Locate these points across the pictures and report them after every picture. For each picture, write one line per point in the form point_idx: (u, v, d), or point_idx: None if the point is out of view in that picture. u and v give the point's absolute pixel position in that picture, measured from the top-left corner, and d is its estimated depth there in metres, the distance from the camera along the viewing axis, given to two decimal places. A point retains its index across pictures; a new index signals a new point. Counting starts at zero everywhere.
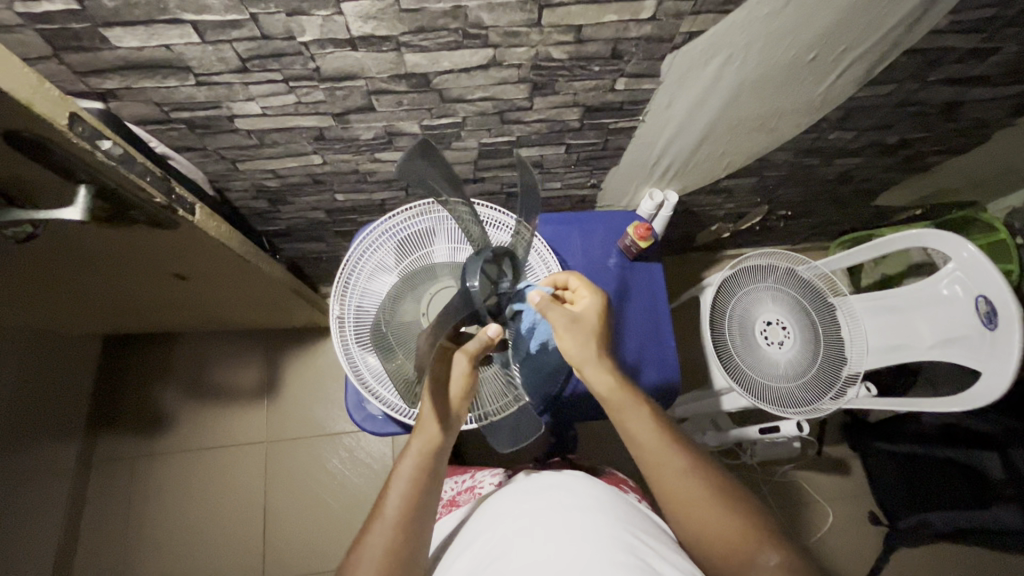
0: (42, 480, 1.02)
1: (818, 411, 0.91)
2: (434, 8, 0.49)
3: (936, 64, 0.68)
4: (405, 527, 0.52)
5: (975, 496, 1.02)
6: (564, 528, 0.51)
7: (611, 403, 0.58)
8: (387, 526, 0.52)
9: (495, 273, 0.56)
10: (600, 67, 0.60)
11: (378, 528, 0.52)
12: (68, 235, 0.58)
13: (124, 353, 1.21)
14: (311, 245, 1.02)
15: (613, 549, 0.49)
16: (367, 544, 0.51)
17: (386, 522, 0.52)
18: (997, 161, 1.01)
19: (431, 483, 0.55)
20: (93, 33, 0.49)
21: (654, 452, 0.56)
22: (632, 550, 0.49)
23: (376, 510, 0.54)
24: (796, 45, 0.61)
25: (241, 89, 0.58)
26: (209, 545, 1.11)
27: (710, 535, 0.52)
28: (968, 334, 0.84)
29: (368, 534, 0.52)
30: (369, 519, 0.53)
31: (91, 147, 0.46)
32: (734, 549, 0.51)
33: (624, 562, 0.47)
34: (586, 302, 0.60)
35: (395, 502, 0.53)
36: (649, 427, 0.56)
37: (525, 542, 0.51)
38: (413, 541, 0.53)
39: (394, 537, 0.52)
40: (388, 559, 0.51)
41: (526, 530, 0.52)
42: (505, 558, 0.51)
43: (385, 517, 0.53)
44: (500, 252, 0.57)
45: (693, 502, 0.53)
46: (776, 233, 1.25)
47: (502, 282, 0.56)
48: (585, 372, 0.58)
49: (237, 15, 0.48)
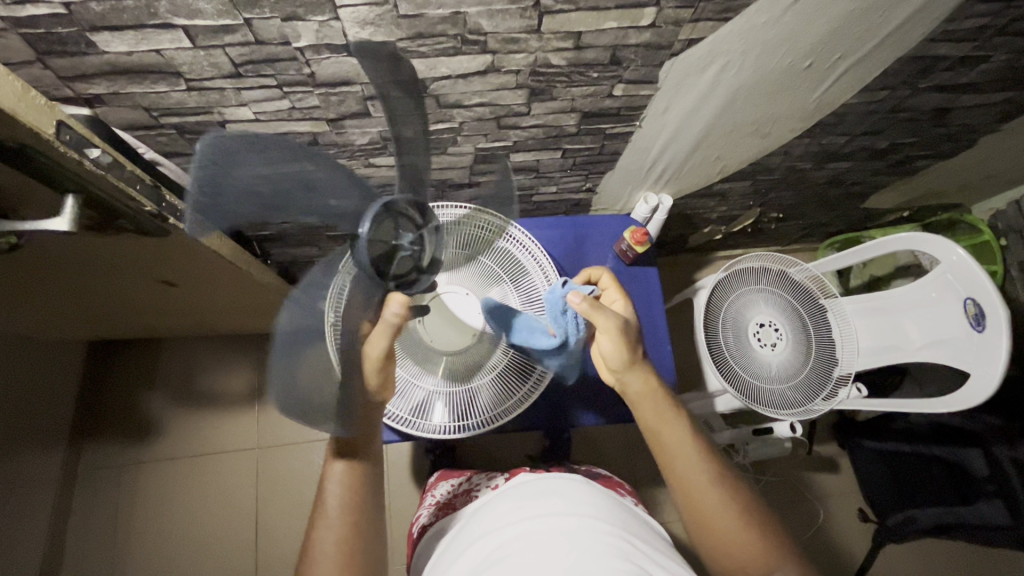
0: (25, 491, 0.99)
1: (810, 412, 0.91)
2: (432, 13, 0.48)
3: (928, 71, 0.69)
4: (348, 516, 0.55)
5: (958, 493, 1.04)
6: (559, 532, 0.50)
7: (649, 406, 0.59)
8: (333, 519, 0.55)
9: (388, 228, 0.50)
10: (598, 73, 0.60)
11: (325, 524, 0.55)
12: (53, 244, 0.56)
13: (110, 358, 1.18)
14: (303, 249, 1.00)
15: (607, 554, 0.48)
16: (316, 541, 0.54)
17: (327, 519, 0.55)
18: (984, 164, 1.03)
19: (365, 472, 0.58)
20: (80, 37, 0.47)
21: (685, 456, 0.56)
22: (628, 556, 0.48)
23: (318, 508, 0.56)
24: (791, 53, 0.61)
25: (233, 95, 0.56)
26: (198, 553, 1.09)
27: (726, 546, 0.53)
28: (956, 335, 0.85)
29: (315, 531, 0.55)
30: (315, 519, 0.56)
31: (80, 156, 0.45)
32: (747, 561, 0.51)
33: (620, 567, 0.46)
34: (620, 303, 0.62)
35: (334, 495, 0.56)
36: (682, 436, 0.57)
37: (520, 546, 0.50)
38: (360, 533, 0.55)
39: (343, 531, 0.54)
40: (341, 552, 0.53)
41: (522, 534, 0.52)
42: (500, 559, 0.50)
43: (328, 512, 0.55)
44: (403, 203, 0.51)
45: (712, 510, 0.54)
46: (768, 234, 1.26)
47: (403, 237, 0.51)
48: (628, 374, 0.59)
49: (230, 20, 0.47)
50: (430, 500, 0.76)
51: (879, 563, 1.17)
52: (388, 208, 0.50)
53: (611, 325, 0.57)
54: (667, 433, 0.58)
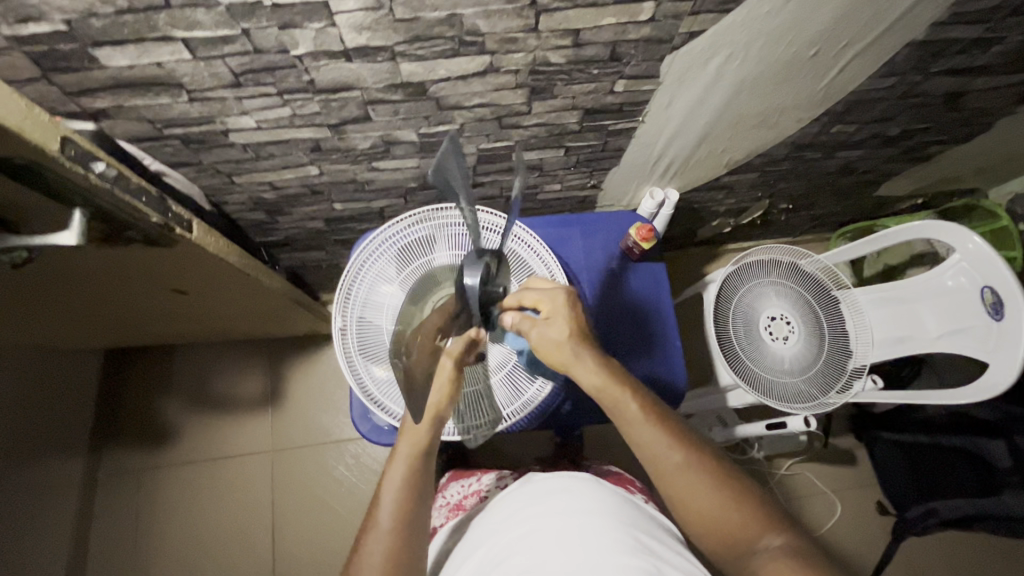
0: (48, 497, 1.01)
1: (825, 406, 0.90)
2: (429, 16, 0.48)
3: (939, 55, 0.67)
4: (402, 533, 0.54)
5: (980, 485, 1.00)
6: (564, 530, 0.49)
7: (606, 397, 0.56)
8: (384, 533, 0.54)
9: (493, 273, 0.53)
10: (599, 69, 0.59)
11: (377, 537, 0.54)
12: (64, 258, 0.57)
13: (126, 364, 1.20)
14: (311, 254, 1.01)
15: (617, 552, 0.47)
16: (366, 553, 0.53)
17: (381, 530, 0.54)
18: (1001, 147, 1.00)
19: (423, 488, 0.57)
20: (82, 53, 0.48)
21: (652, 444, 0.55)
22: (638, 552, 0.48)
23: (369, 522, 0.55)
24: (798, 40, 0.59)
25: (235, 104, 0.57)
26: (217, 555, 1.11)
27: (709, 524, 0.52)
28: (974, 324, 0.83)
29: (366, 543, 0.54)
30: (367, 530, 0.55)
31: (86, 170, 0.45)
32: (735, 542, 0.51)
33: (628, 566, 0.45)
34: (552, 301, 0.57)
35: (388, 511, 0.55)
36: (641, 422, 0.55)
37: (526, 546, 0.49)
38: (411, 546, 0.54)
39: (394, 542, 0.53)
40: (391, 563, 0.52)
41: (528, 533, 0.51)
42: (507, 560, 0.49)
43: (379, 523, 0.54)
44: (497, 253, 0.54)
45: (692, 492, 0.53)
46: (778, 226, 1.24)
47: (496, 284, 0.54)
48: (577, 371, 0.57)
49: (229, 30, 0.47)
50: (441, 501, 0.75)
51: (900, 556, 1.15)
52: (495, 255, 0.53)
53: (537, 331, 0.57)
54: (628, 420, 0.55)
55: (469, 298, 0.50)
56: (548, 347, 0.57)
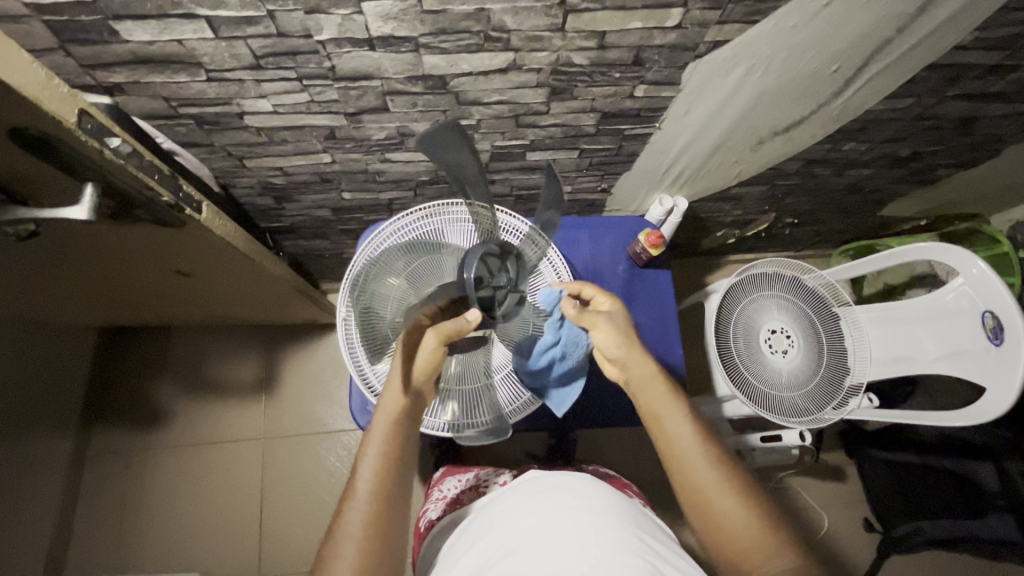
0: (35, 474, 1.00)
1: (820, 420, 0.90)
2: (457, 9, 0.48)
3: (956, 79, 0.68)
4: (382, 499, 0.52)
5: (967, 506, 1.02)
6: (567, 527, 0.49)
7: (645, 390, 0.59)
8: (363, 501, 0.51)
9: (494, 267, 0.56)
10: (621, 73, 0.59)
11: (356, 504, 0.51)
12: (70, 233, 0.56)
13: (120, 343, 1.19)
14: (314, 242, 1.00)
15: (620, 551, 0.46)
16: (345, 522, 0.51)
17: (361, 497, 0.52)
18: (1006, 174, 1.01)
19: (402, 456, 0.55)
20: (103, 26, 0.47)
21: (683, 440, 0.55)
22: (641, 552, 0.47)
23: (349, 490, 0.53)
24: (820, 56, 0.60)
25: (253, 87, 0.56)
26: (203, 540, 1.10)
27: (719, 528, 0.51)
28: (974, 347, 0.83)
29: (346, 511, 0.52)
30: (346, 499, 0.52)
31: (101, 145, 0.45)
32: (744, 551, 0.49)
33: (631, 565, 0.45)
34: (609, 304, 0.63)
35: (367, 476, 0.53)
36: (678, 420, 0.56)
37: (527, 541, 0.48)
38: (391, 514, 0.52)
39: (373, 511, 0.51)
40: (369, 532, 0.50)
41: (528, 530, 0.50)
42: (507, 555, 0.48)
43: (362, 487, 0.52)
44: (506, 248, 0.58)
45: (709, 496, 0.52)
46: (781, 239, 1.24)
47: (500, 277, 0.57)
48: (628, 359, 0.60)
49: (253, 12, 0.46)
50: (436, 495, 0.74)
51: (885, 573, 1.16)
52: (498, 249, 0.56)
53: (600, 321, 0.61)
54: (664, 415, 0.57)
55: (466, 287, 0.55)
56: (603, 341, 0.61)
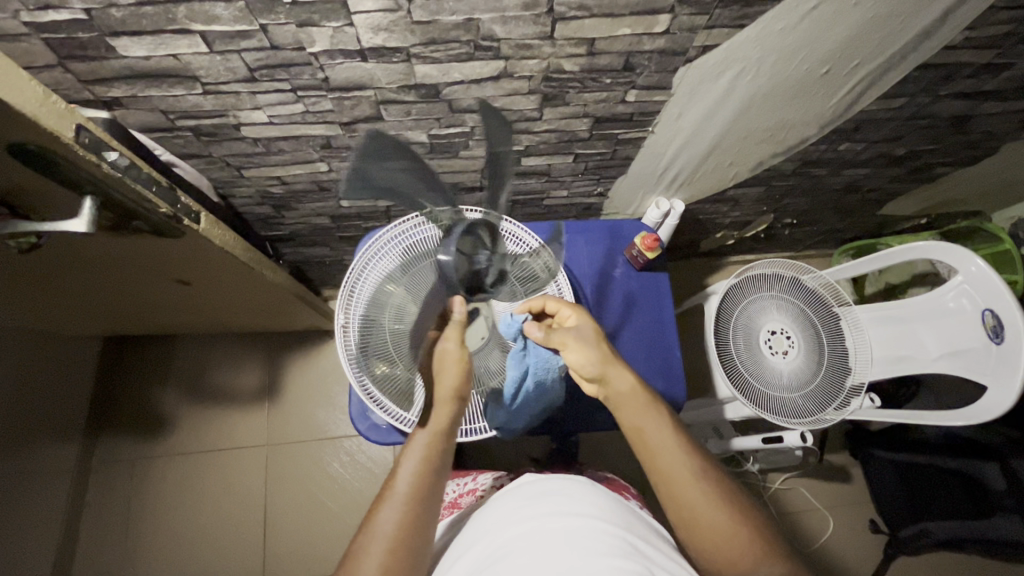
0: (41, 483, 1.01)
1: (821, 421, 0.90)
2: (446, 20, 0.48)
3: (949, 78, 0.68)
4: (418, 501, 0.53)
5: (975, 509, 1.00)
6: (558, 532, 0.49)
7: (628, 403, 0.58)
8: (399, 499, 0.52)
9: (470, 246, 0.55)
10: (611, 79, 0.60)
11: (391, 502, 0.52)
12: (71, 245, 0.57)
13: (125, 352, 1.20)
14: (315, 249, 1.01)
15: (610, 555, 0.46)
16: (380, 518, 0.51)
17: (398, 494, 0.53)
18: (1005, 171, 1.01)
19: (439, 461, 0.56)
20: (99, 42, 0.48)
21: (666, 452, 0.55)
22: (631, 556, 0.47)
23: (387, 487, 0.54)
24: (810, 58, 0.60)
25: (248, 99, 0.57)
26: (208, 547, 1.11)
27: (705, 537, 0.51)
28: (975, 346, 0.83)
29: (381, 507, 0.52)
30: (381, 497, 0.53)
31: (99, 159, 0.46)
32: (733, 560, 0.49)
33: (621, 567, 0.45)
34: (575, 319, 0.64)
35: (407, 476, 0.54)
36: (661, 431, 0.56)
37: (519, 546, 0.49)
38: (425, 518, 0.53)
39: (409, 509, 0.52)
40: (402, 532, 0.51)
41: (520, 536, 0.50)
42: (499, 560, 0.48)
43: (397, 489, 0.53)
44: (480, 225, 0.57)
45: (695, 505, 0.52)
46: (781, 240, 1.24)
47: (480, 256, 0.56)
48: (607, 375, 0.60)
49: (246, 26, 0.47)
50: None
51: None
52: (469, 228, 0.55)
53: (569, 339, 0.63)
54: (648, 427, 0.57)
55: (447, 268, 0.56)
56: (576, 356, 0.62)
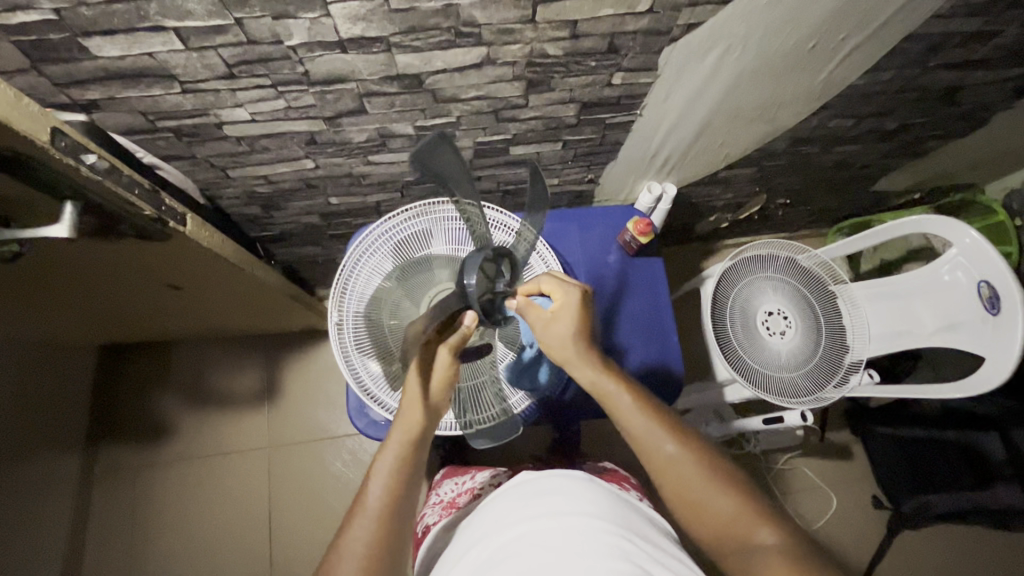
0: (44, 492, 1.01)
1: (821, 399, 0.88)
2: (425, 6, 0.48)
3: (937, 48, 0.67)
4: (389, 519, 0.51)
5: (976, 478, 0.99)
6: (553, 533, 0.49)
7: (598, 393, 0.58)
8: (370, 518, 0.51)
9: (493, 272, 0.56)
10: (596, 62, 0.59)
11: (362, 521, 0.51)
12: (55, 252, 0.57)
13: (121, 360, 1.20)
14: (306, 248, 1.00)
15: (606, 556, 0.46)
16: (349, 538, 0.50)
17: (369, 513, 0.51)
18: (997, 142, 1.00)
19: (412, 474, 0.54)
20: (72, 43, 0.47)
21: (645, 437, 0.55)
22: (626, 555, 0.47)
23: (358, 501, 0.53)
24: (796, 33, 0.59)
25: (228, 96, 0.56)
26: (213, 550, 1.11)
27: (700, 518, 0.51)
28: (971, 319, 0.83)
29: (352, 526, 0.51)
30: (353, 512, 0.52)
31: (77, 162, 0.45)
32: (736, 535, 0.48)
33: (616, 569, 0.45)
34: (562, 304, 0.58)
35: (377, 492, 0.52)
36: (635, 416, 0.56)
37: (515, 549, 0.48)
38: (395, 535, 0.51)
39: (379, 528, 0.50)
40: (374, 551, 0.49)
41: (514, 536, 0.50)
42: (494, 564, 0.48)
43: (368, 508, 0.52)
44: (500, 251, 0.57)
45: (686, 485, 0.52)
46: (775, 221, 1.24)
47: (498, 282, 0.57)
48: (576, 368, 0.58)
49: (221, 21, 0.46)
50: (434, 500, 0.75)
51: (895, 551, 1.16)
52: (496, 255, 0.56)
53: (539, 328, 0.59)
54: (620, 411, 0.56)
55: (468, 295, 0.54)
56: (553, 343, 0.58)
